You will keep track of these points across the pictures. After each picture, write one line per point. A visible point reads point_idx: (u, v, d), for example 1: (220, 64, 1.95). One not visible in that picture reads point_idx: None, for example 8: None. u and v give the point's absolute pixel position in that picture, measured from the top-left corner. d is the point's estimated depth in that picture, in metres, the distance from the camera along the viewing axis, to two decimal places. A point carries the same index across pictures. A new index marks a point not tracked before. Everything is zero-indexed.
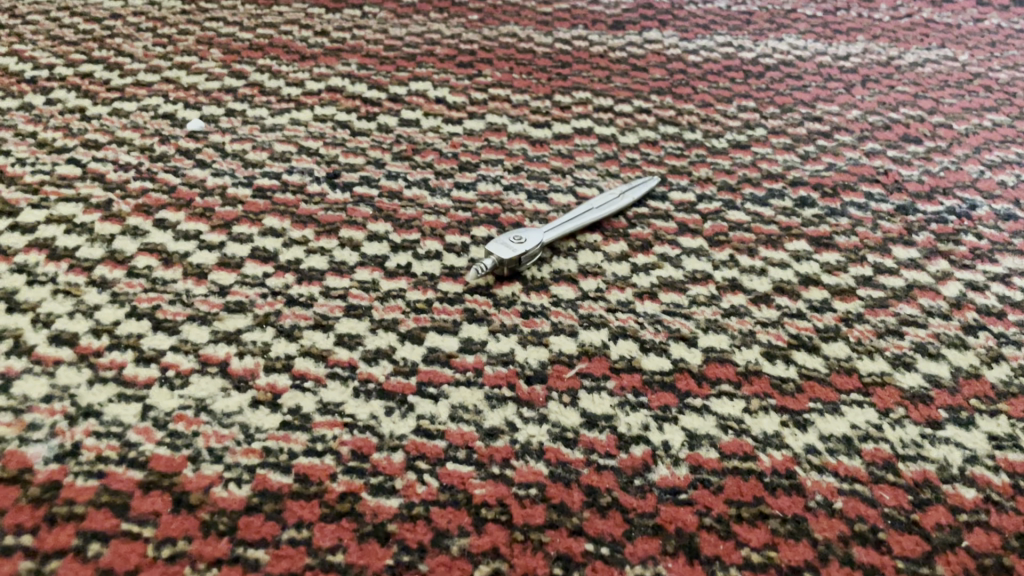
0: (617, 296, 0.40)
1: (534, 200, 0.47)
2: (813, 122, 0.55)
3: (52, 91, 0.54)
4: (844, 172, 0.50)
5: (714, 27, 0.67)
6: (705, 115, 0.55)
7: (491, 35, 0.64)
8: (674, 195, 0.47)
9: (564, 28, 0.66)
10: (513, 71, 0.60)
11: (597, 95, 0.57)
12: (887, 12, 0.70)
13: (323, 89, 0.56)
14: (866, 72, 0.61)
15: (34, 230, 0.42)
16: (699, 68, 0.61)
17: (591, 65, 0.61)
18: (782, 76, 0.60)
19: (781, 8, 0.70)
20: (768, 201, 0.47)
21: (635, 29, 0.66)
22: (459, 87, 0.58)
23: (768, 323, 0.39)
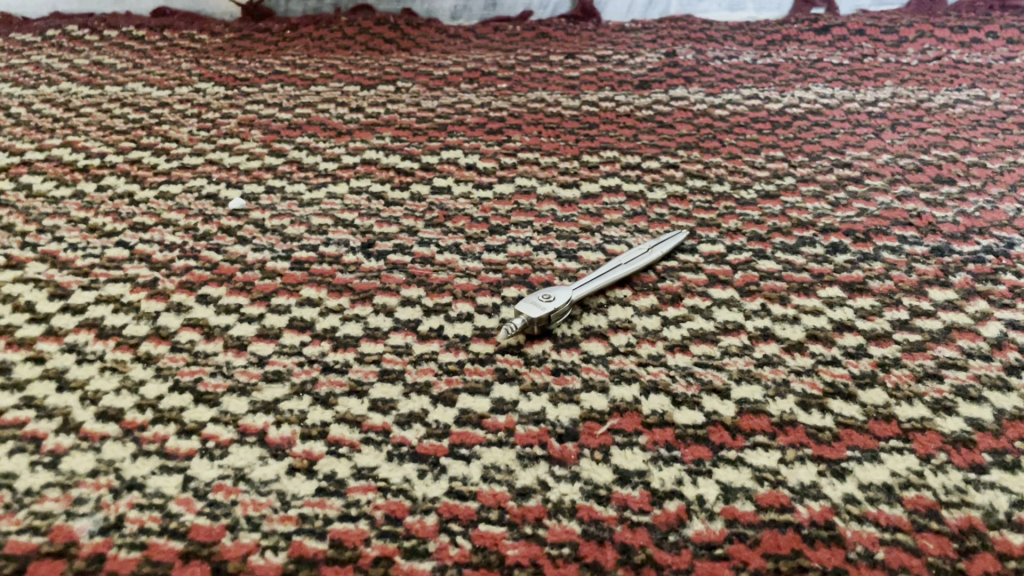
0: (647, 349, 0.40)
1: (563, 259, 0.47)
2: (842, 169, 0.55)
3: (103, 178, 0.56)
4: (876, 217, 0.49)
5: (740, 80, 0.68)
6: (733, 167, 0.56)
7: (520, 101, 0.66)
8: (703, 247, 0.48)
9: (591, 91, 0.67)
10: (541, 134, 0.61)
11: (624, 153, 0.58)
12: (914, 56, 0.70)
13: (359, 162, 0.58)
14: (895, 116, 0.61)
15: (84, 310, 0.44)
16: (726, 121, 0.62)
17: (618, 124, 0.62)
18: (809, 124, 0.60)
19: (807, 59, 0.70)
20: (799, 248, 0.47)
21: (661, 87, 0.67)
22: (489, 152, 0.59)
23: (802, 371, 0.39)
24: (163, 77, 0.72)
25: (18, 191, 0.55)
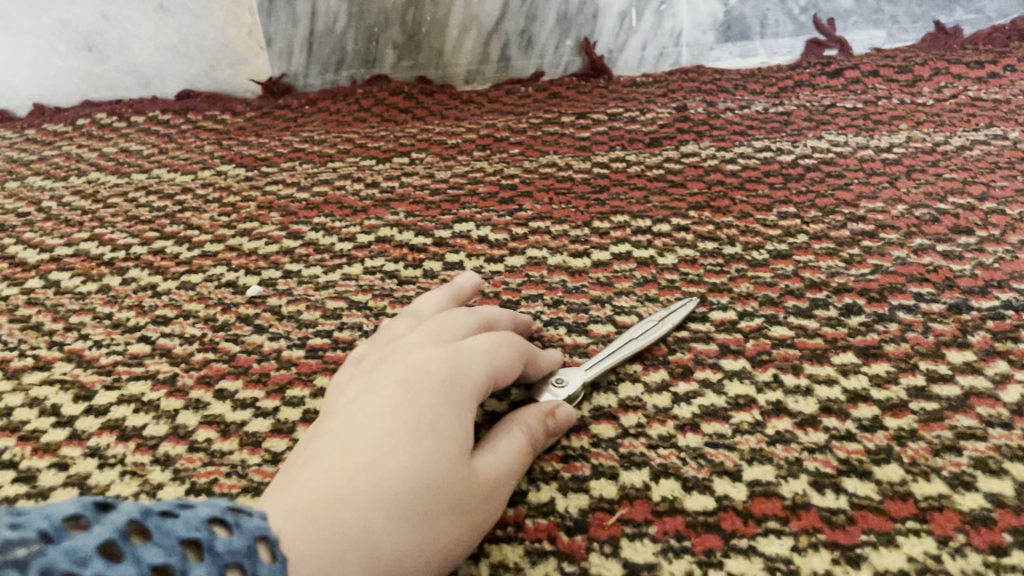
0: (657, 430, 0.40)
1: (573, 333, 0.47)
2: (857, 223, 0.54)
3: (128, 271, 0.58)
4: (891, 274, 0.49)
5: (751, 132, 0.67)
6: (745, 227, 0.55)
7: (531, 167, 0.67)
8: (714, 315, 0.47)
9: (602, 151, 0.68)
10: (552, 201, 0.62)
11: (635, 218, 0.58)
12: (930, 95, 0.69)
13: (373, 241, 0.59)
14: (910, 162, 0.60)
15: (107, 411, 0.45)
16: (738, 177, 0.61)
17: (629, 186, 0.62)
18: (822, 176, 0.60)
19: (819, 105, 0.70)
20: (812, 312, 0.47)
21: (671, 143, 0.67)
22: (501, 224, 0.60)
23: (815, 448, 0.38)
24: (186, 161, 0.74)
25: (48, 288, 0.57)
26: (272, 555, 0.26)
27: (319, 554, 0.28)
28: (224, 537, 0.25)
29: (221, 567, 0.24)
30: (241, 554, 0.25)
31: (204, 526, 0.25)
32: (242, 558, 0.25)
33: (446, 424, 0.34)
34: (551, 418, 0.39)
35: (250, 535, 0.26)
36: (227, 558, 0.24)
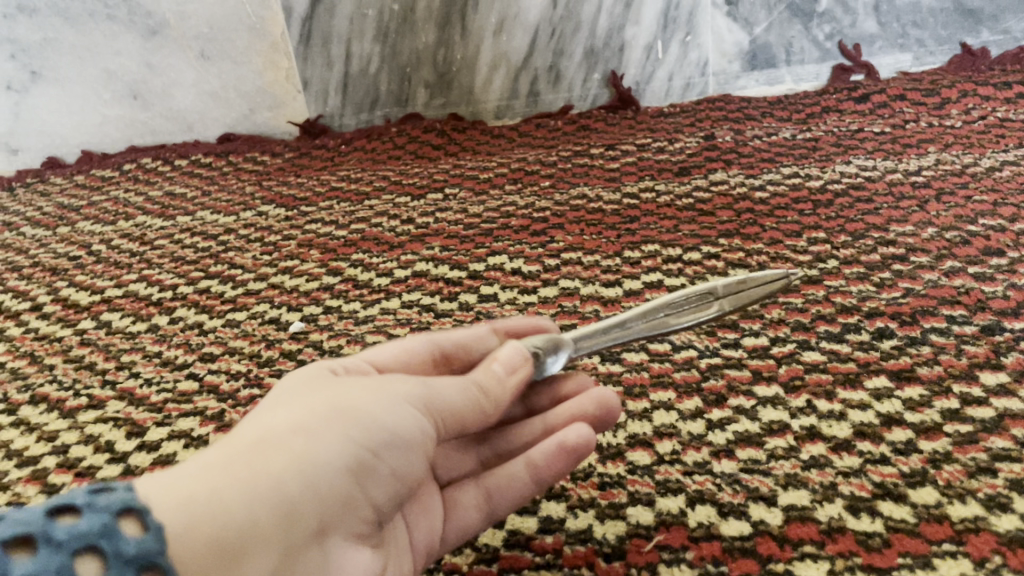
0: (693, 457, 0.41)
1: (607, 361, 0.48)
2: (887, 247, 0.54)
3: (175, 310, 0.60)
4: (923, 296, 0.49)
5: (779, 159, 0.68)
6: (776, 253, 0.56)
7: (562, 199, 0.68)
8: (746, 341, 0.48)
9: (632, 182, 0.69)
10: (584, 232, 0.63)
11: (665, 246, 0.59)
12: (958, 117, 0.69)
13: (410, 275, 0.61)
14: (940, 185, 0.60)
15: (159, 447, 0.47)
16: (767, 204, 0.62)
17: (659, 216, 0.63)
18: (852, 201, 0.60)
19: (848, 130, 0.71)
20: (844, 336, 0.47)
21: (700, 172, 0.68)
22: (533, 255, 0.61)
23: (850, 472, 0.38)
24: (229, 203, 0.76)
25: (100, 329, 0.59)
26: (142, 525, 0.25)
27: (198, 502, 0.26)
28: (68, 523, 0.24)
29: (63, 557, 0.23)
30: (93, 535, 0.24)
31: (44, 518, 0.24)
32: (95, 538, 0.24)
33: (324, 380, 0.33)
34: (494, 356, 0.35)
35: (107, 512, 0.25)
36: (72, 545, 0.24)
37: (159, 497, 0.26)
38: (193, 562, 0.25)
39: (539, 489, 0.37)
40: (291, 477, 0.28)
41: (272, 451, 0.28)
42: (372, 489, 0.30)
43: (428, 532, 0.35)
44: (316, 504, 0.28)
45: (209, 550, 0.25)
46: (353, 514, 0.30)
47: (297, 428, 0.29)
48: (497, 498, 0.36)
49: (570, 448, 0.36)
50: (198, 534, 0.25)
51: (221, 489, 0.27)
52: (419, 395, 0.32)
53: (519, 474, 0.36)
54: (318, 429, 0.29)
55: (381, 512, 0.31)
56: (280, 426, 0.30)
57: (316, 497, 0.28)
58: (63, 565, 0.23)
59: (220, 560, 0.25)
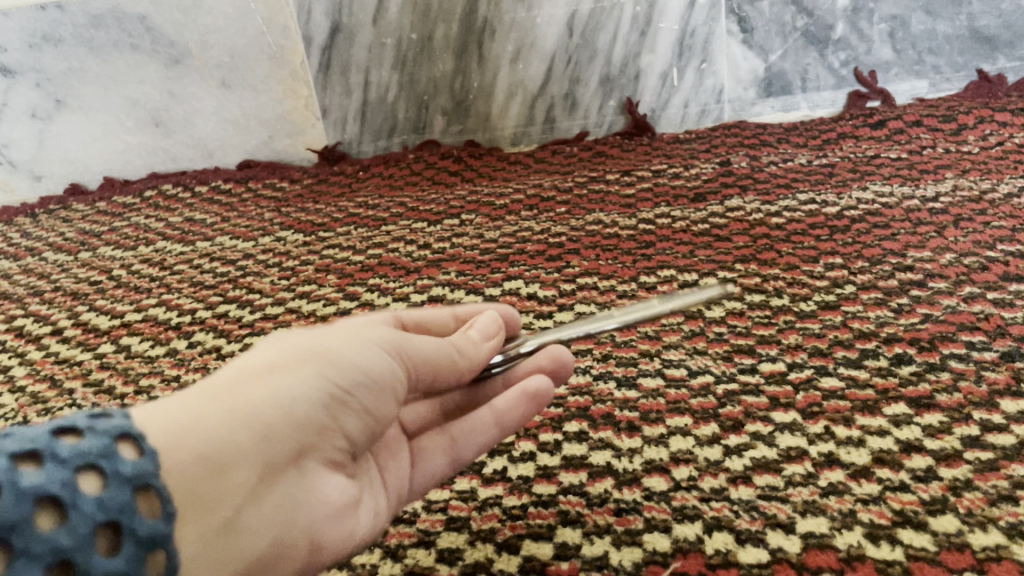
0: (709, 483, 0.40)
1: (623, 387, 0.48)
2: (904, 272, 0.54)
3: (193, 334, 0.61)
4: (941, 322, 0.49)
5: (795, 185, 0.68)
6: (792, 278, 0.56)
7: (578, 225, 0.68)
8: (763, 366, 0.48)
9: (647, 208, 0.69)
10: (599, 258, 0.63)
11: (681, 271, 0.59)
12: (976, 143, 0.69)
13: (426, 300, 0.61)
14: (957, 210, 0.60)
15: None
16: (783, 229, 0.62)
17: (674, 241, 0.63)
18: (868, 227, 0.60)
19: (864, 156, 0.70)
20: (862, 362, 0.47)
21: (716, 198, 0.69)
22: (549, 280, 0.61)
23: (869, 499, 0.38)
24: (248, 228, 0.77)
25: (119, 353, 0.60)
26: (139, 450, 0.27)
27: (181, 428, 0.29)
28: (71, 443, 0.26)
29: (67, 472, 0.25)
30: (94, 455, 0.26)
31: (48, 437, 0.26)
32: (96, 458, 0.26)
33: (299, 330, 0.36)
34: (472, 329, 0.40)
35: (107, 437, 0.27)
36: (74, 462, 0.25)
37: (151, 422, 0.29)
38: (181, 478, 0.28)
39: (502, 433, 0.41)
40: (267, 410, 0.31)
41: (248, 384, 0.32)
42: (346, 421, 0.34)
43: (397, 477, 0.39)
44: (292, 431, 0.32)
45: (194, 468, 0.29)
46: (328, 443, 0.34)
47: (272, 367, 0.33)
48: (465, 443, 0.40)
49: (532, 394, 0.41)
50: (183, 455, 0.28)
51: (205, 416, 0.30)
52: (388, 340, 0.36)
53: (484, 420, 0.40)
54: (291, 368, 0.33)
55: (353, 443, 0.35)
56: (258, 365, 0.33)
57: (292, 425, 0.32)
58: (68, 479, 0.25)
59: (203, 480, 0.29)
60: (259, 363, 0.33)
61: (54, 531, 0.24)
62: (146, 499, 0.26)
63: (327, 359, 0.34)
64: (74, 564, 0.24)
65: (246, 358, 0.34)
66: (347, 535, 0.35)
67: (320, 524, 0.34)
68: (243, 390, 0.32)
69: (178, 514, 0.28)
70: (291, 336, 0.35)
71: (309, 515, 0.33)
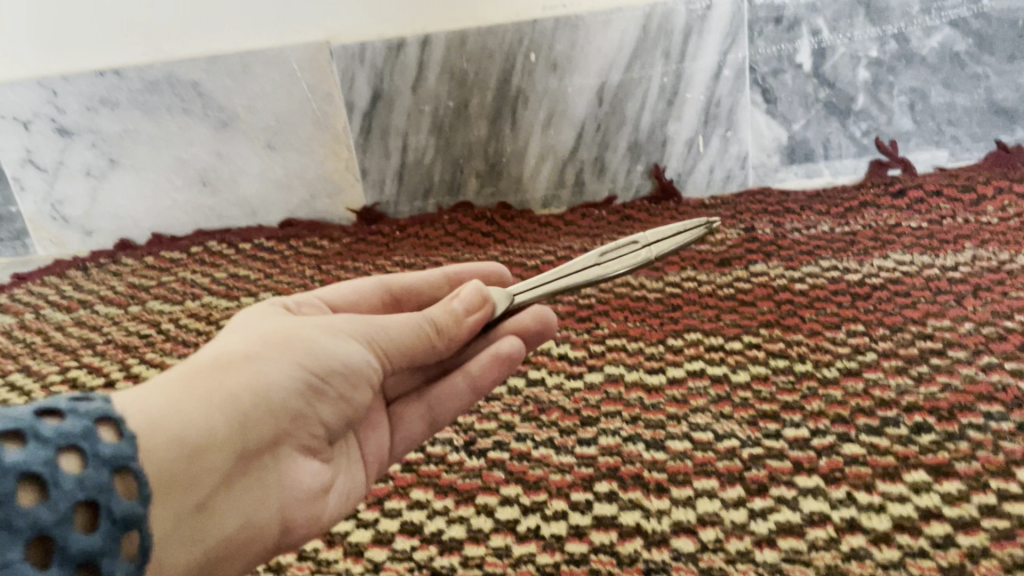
0: (735, 545, 0.42)
1: (652, 449, 0.50)
2: (924, 340, 0.56)
3: None
4: (960, 391, 0.50)
5: (818, 252, 0.71)
6: (815, 344, 0.58)
7: (607, 286, 0.71)
8: (787, 432, 0.50)
9: (674, 271, 0.72)
10: (627, 320, 0.65)
11: (707, 335, 0.62)
12: (995, 214, 0.71)
13: None
14: (976, 280, 0.62)
15: None
16: (806, 296, 0.64)
17: (700, 305, 0.66)
18: (889, 294, 0.62)
19: (886, 224, 0.73)
20: (883, 429, 0.48)
21: (741, 263, 0.71)
22: (579, 341, 0.64)
23: (890, 565, 0.40)
24: (290, 285, 0.80)
25: None
26: (117, 434, 0.33)
27: (170, 410, 0.35)
28: (54, 426, 0.31)
29: (49, 452, 0.30)
30: (75, 437, 0.31)
31: (33, 419, 0.31)
32: (77, 440, 0.31)
33: (270, 321, 0.44)
34: (456, 300, 0.47)
35: (86, 422, 0.32)
36: (57, 443, 0.30)
37: (133, 409, 0.34)
38: (169, 454, 0.34)
39: (476, 396, 0.51)
40: (243, 396, 0.38)
41: (228, 373, 0.39)
42: (317, 406, 0.42)
43: (377, 444, 0.49)
44: (266, 418, 0.39)
45: (181, 445, 0.35)
46: (299, 426, 0.42)
47: (251, 357, 0.40)
48: (441, 406, 0.50)
49: (504, 357, 0.49)
50: (171, 436, 0.35)
51: (186, 401, 0.36)
52: (359, 334, 0.44)
53: (460, 387, 0.50)
54: (268, 360, 0.40)
55: (325, 430, 0.43)
56: (238, 354, 0.40)
57: (259, 414, 0.39)
58: (50, 458, 0.29)
59: (189, 459, 0.35)
60: (238, 354, 0.40)
61: (37, 507, 0.28)
62: (123, 481, 0.32)
63: (300, 353, 0.41)
64: (55, 540, 0.28)
65: (223, 346, 0.41)
66: (316, 517, 0.43)
67: (294, 496, 0.42)
68: (226, 377, 0.38)
69: (159, 490, 0.34)
70: (264, 327, 0.42)
71: (282, 487, 0.41)
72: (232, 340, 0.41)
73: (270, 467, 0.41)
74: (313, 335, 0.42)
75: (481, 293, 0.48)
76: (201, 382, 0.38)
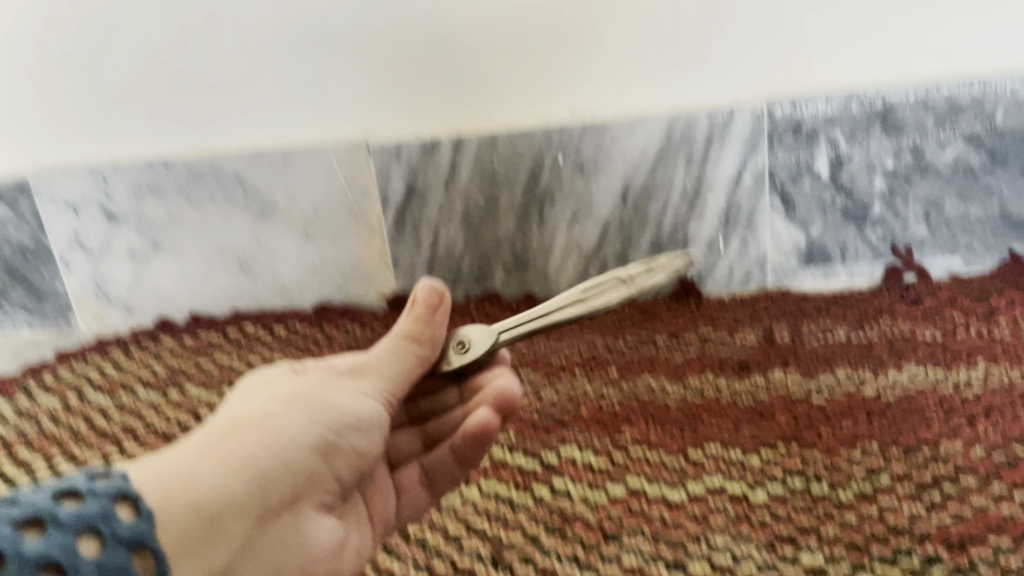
0: None
1: (673, 571, 0.52)
2: (937, 464, 0.58)
3: None
4: (970, 521, 0.52)
5: (835, 361, 0.73)
6: (831, 462, 0.60)
7: (630, 389, 0.74)
8: (803, 558, 0.52)
9: (694, 375, 0.74)
10: (649, 427, 0.68)
11: (727, 447, 0.64)
12: (1008, 328, 0.74)
13: (489, 462, 0.67)
14: (988, 400, 0.64)
15: None
16: (823, 409, 0.67)
17: (720, 413, 0.68)
18: (903, 411, 0.65)
19: (901, 335, 0.75)
20: (895, 559, 0.50)
21: (760, 369, 0.74)
22: (602, 448, 0.66)
23: None
24: None
25: None
26: (130, 514, 0.38)
27: (205, 465, 0.44)
28: (72, 514, 0.36)
29: (69, 538, 0.35)
30: (91, 522, 0.36)
31: (54, 509, 0.36)
32: (95, 524, 0.36)
33: (276, 388, 0.53)
34: (417, 306, 0.57)
35: (100, 506, 0.37)
36: (76, 529, 0.36)
37: (173, 470, 0.42)
38: (207, 505, 0.42)
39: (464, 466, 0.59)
40: (267, 454, 0.47)
41: (250, 433, 0.47)
42: (326, 461, 0.51)
43: (382, 505, 0.58)
44: (286, 473, 0.48)
45: (217, 496, 0.43)
46: (313, 482, 0.50)
47: (266, 419, 0.49)
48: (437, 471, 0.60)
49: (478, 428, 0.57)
50: (208, 489, 0.42)
51: (216, 460, 0.44)
52: (355, 390, 0.55)
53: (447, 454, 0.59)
54: (281, 421, 0.49)
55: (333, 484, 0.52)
56: (254, 419, 0.49)
57: (281, 469, 0.47)
58: (70, 544, 0.35)
59: (224, 512, 0.43)
60: (255, 419, 0.49)
61: None
62: (141, 558, 0.37)
63: (307, 414, 0.51)
64: None
65: (239, 414, 0.50)
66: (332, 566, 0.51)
67: (313, 545, 0.50)
68: (247, 438, 0.47)
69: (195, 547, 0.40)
70: (273, 395, 0.52)
71: (303, 540, 0.49)
72: (246, 405, 0.51)
73: (293, 518, 0.49)
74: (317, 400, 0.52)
75: (434, 292, 0.57)
76: (227, 444, 0.46)
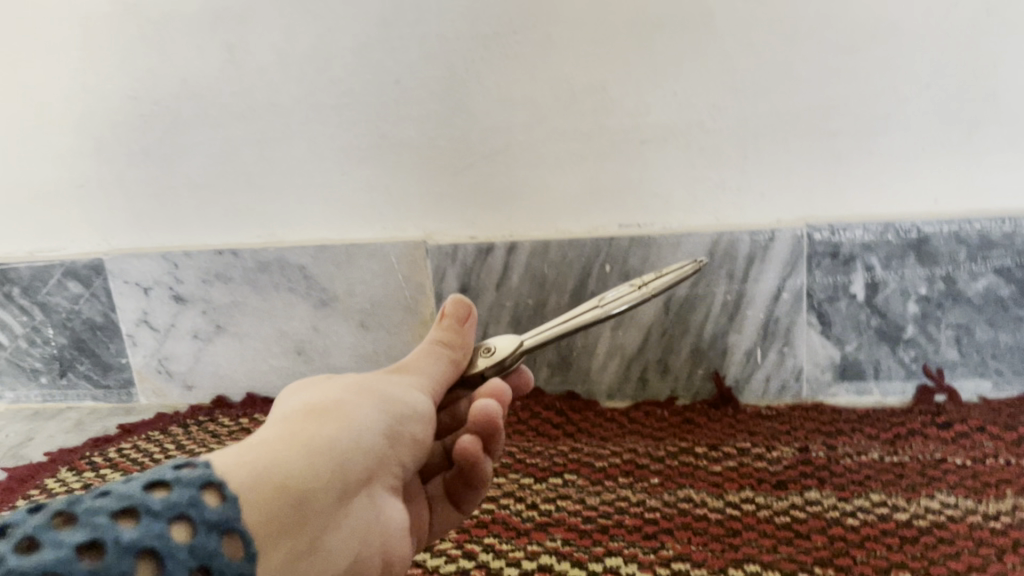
0: None
1: None
2: None
3: None
4: None
5: (868, 483, 0.77)
6: None
7: (670, 500, 0.78)
8: None
9: (733, 489, 0.78)
10: (690, 541, 0.71)
11: (766, 567, 0.67)
12: None
13: (536, 567, 0.69)
14: (1017, 533, 0.67)
15: None
16: (857, 532, 0.70)
17: (757, 531, 0.72)
18: (934, 539, 0.68)
19: (931, 459, 0.79)
20: None
21: (796, 487, 0.77)
22: (646, 561, 0.69)
23: None
24: None
25: None
26: (216, 498, 0.43)
27: (284, 453, 0.49)
28: (164, 502, 0.41)
29: (163, 526, 0.40)
30: (182, 509, 0.41)
31: (143, 499, 0.41)
32: (186, 510, 0.41)
33: (329, 389, 0.60)
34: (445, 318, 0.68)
35: (188, 492, 0.42)
36: (168, 517, 0.40)
37: (251, 463, 0.47)
38: (293, 490, 0.47)
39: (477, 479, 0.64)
40: (340, 441, 0.53)
41: (320, 424, 0.54)
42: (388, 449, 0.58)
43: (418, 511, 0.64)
44: (359, 461, 0.54)
45: (301, 478, 0.48)
46: (381, 466, 0.57)
47: (330, 412, 0.55)
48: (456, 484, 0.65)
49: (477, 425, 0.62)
50: (291, 476, 0.48)
51: (292, 449, 0.50)
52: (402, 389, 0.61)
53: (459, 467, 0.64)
54: (346, 413, 0.56)
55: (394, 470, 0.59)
56: (319, 414, 0.55)
57: (356, 455, 0.53)
58: (164, 532, 0.39)
59: (306, 495, 0.48)
60: (319, 413, 0.55)
61: None
62: (230, 541, 0.42)
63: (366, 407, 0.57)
64: None
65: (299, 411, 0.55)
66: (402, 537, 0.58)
67: (388, 525, 0.56)
68: (317, 430, 0.53)
69: (285, 529, 0.46)
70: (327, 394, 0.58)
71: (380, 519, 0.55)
72: (302, 404, 0.57)
73: (370, 501, 0.55)
74: (371, 394, 0.59)
75: (458, 304, 0.68)
76: (299, 436, 0.52)
